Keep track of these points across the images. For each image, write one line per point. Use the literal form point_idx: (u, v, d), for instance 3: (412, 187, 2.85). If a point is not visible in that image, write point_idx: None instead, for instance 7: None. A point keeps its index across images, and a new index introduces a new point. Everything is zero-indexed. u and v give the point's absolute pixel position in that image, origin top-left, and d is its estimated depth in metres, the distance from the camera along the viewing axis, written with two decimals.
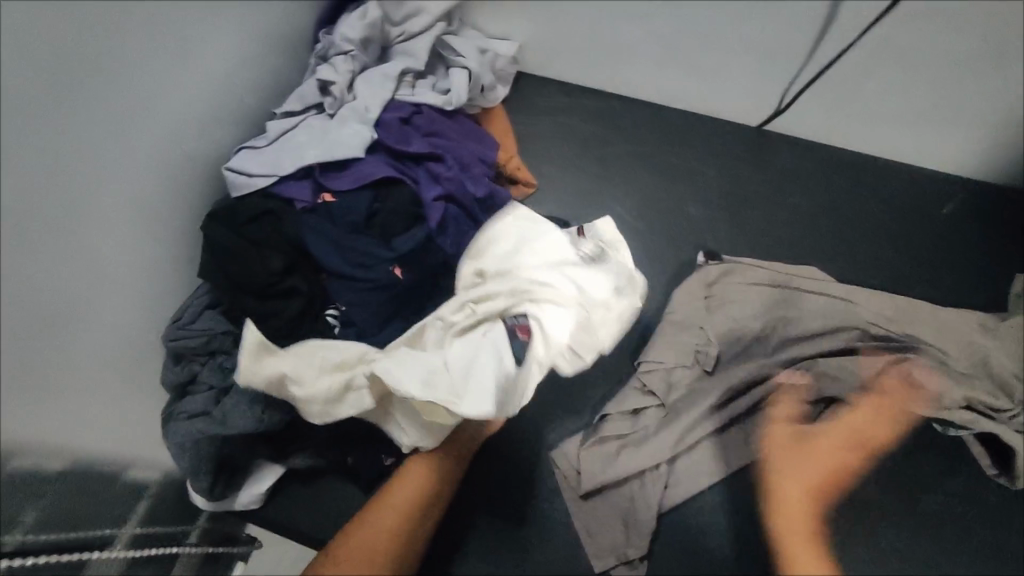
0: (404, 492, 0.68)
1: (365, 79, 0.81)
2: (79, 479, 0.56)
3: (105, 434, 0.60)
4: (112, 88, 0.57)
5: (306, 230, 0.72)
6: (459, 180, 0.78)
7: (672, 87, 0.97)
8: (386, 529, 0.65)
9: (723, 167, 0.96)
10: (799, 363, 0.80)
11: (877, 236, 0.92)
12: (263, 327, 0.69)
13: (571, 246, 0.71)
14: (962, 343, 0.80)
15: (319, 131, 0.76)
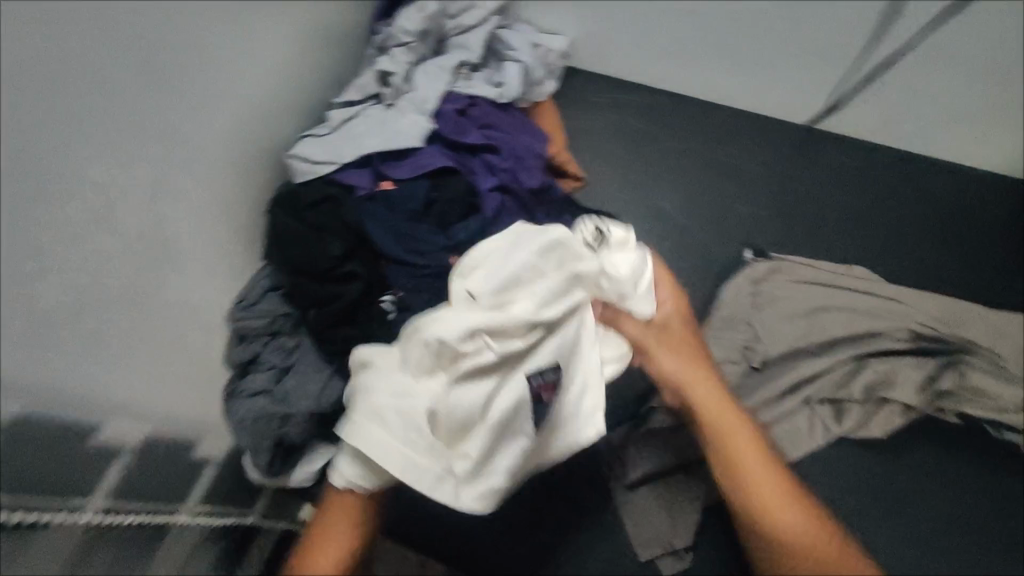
0: (345, 502, 0.63)
1: (422, 71, 0.82)
2: (153, 451, 0.60)
3: (177, 406, 0.63)
4: (190, 79, 0.59)
5: (367, 217, 0.73)
6: (513, 171, 0.80)
7: (721, 83, 0.97)
8: (338, 546, 0.62)
9: (771, 165, 0.96)
10: (848, 363, 0.80)
11: (930, 238, 0.91)
12: (323, 312, 0.71)
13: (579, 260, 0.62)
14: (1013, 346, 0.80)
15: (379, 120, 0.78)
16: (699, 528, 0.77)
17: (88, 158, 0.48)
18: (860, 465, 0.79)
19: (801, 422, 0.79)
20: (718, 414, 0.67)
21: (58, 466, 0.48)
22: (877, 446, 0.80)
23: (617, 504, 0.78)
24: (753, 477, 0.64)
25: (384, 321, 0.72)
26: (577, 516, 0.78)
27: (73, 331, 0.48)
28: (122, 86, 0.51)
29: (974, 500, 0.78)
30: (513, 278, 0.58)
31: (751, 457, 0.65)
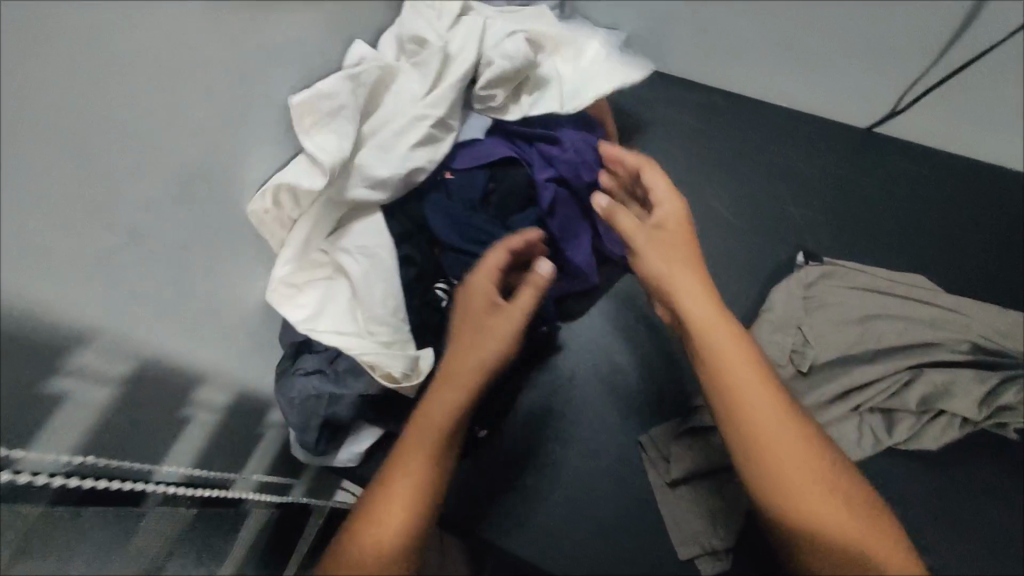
0: (436, 416, 0.61)
1: (460, 32, 0.73)
2: (201, 420, 0.62)
3: (233, 375, 0.65)
4: (272, 65, 0.62)
5: (427, 205, 0.73)
6: (573, 163, 0.76)
7: (780, 84, 0.95)
8: (423, 472, 0.60)
9: (827, 167, 0.94)
10: (906, 373, 0.78)
11: (996, 249, 0.88)
12: (367, 303, 0.69)
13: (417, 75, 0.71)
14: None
15: (419, 102, 0.69)
16: (742, 532, 0.75)
17: (184, 132, 0.51)
18: (910, 475, 0.77)
19: (853, 429, 0.78)
20: (741, 376, 0.60)
21: (137, 436, 0.53)
22: (929, 457, 0.78)
23: (660, 502, 0.77)
24: (779, 454, 0.58)
25: (439, 307, 0.75)
26: (615, 513, 0.77)
27: (161, 290, 0.49)
28: (213, 66, 0.54)
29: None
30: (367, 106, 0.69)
31: (783, 435, 0.59)
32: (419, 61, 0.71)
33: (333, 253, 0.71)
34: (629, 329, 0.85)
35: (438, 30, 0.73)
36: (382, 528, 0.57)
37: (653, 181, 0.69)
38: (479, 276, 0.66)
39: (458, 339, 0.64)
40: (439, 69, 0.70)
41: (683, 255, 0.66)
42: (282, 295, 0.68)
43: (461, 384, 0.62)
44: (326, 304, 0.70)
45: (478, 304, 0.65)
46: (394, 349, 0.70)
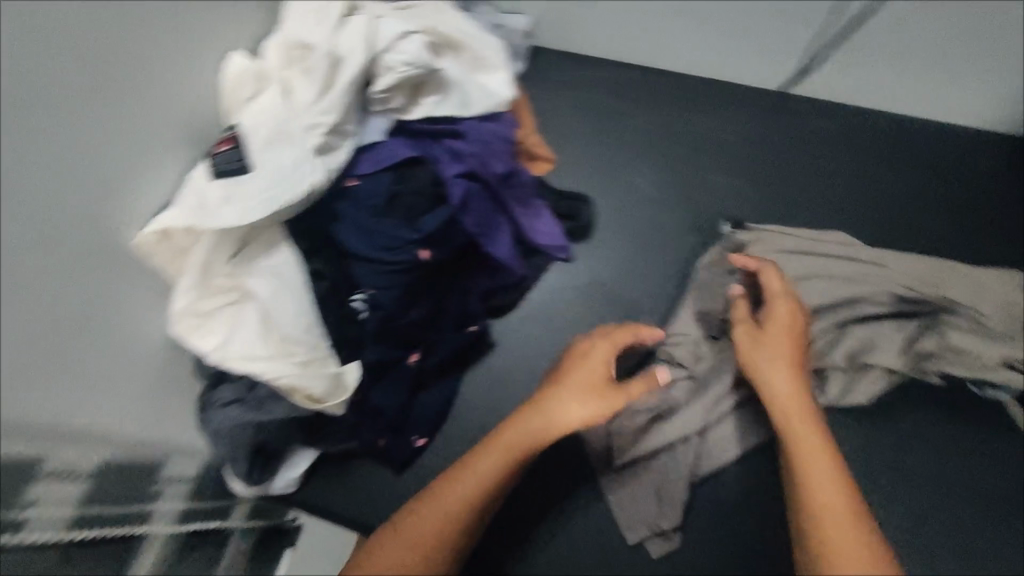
0: (483, 468, 0.64)
1: (347, 31, 0.68)
2: (111, 468, 0.55)
3: (137, 427, 0.60)
4: (140, 89, 0.57)
5: (333, 215, 0.69)
6: (483, 157, 0.74)
7: (692, 56, 0.93)
8: (441, 517, 0.62)
9: (744, 131, 0.92)
10: (833, 330, 0.80)
11: (914, 198, 0.89)
12: (283, 328, 0.66)
13: (310, 80, 0.66)
14: (988, 304, 0.80)
15: (311, 110, 0.65)
16: (690, 508, 0.75)
17: (45, 163, 0.46)
18: (851, 432, 0.77)
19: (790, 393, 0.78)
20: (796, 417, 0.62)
21: (17, 491, 0.43)
22: (867, 412, 0.78)
23: (606, 488, 0.76)
24: (812, 477, 0.57)
25: (357, 320, 0.71)
26: (561, 506, 0.76)
27: (28, 348, 0.44)
28: (69, 93, 0.49)
29: (968, 465, 0.77)
30: (259, 119, 0.64)
31: (817, 462, 0.58)
32: (307, 66, 0.66)
33: (237, 277, 0.66)
34: (559, 319, 0.84)
35: (320, 31, 0.68)
36: (414, 527, 0.61)
37: (770, 279, 0.73)
38: (597, 355, 0.71)
39: (534, 406, 0.68)
40: (328, 71, 0.66)
41: (791, 334, 0.69)
42: (186, 327, 0.62)
43: (528, 443, 0.65)
44: (234, 331, 0.65)
45: (577, 382, 0.68)
46: (312, 369, 0.66)
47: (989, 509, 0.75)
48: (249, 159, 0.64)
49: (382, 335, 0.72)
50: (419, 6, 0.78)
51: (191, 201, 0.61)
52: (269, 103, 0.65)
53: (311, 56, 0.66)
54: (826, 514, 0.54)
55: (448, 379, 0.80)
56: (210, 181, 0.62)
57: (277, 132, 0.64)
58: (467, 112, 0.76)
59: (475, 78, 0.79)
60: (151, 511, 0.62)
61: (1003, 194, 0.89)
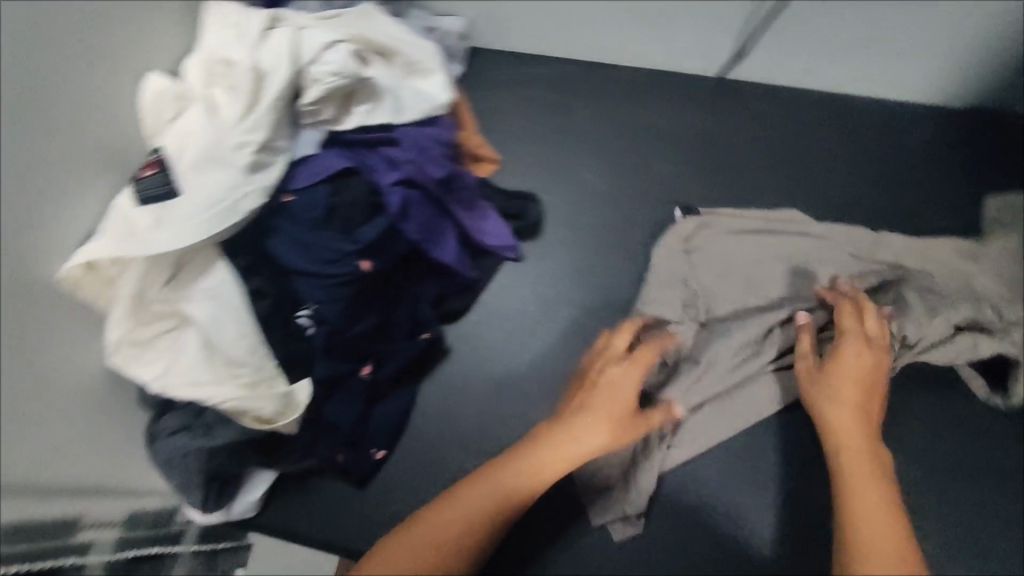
0: (510, 480, 0.60)
1: (270, 46, 0.66)
2: (28, 500, 0.50)
3: (77, 470, 0.58)
4: (59, 113, 0.55)
5: (270, 232, 0.68)
6: (420, 163, 0.74)
7: (630, 48, 0.92)
8: (456, 527, 0.57)
9: (686, 120, 0.92)
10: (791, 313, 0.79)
11: (854, 174, 0.90)
12: (226, 352, 0.65)
13: (235, 97, 0.64)
14: (941, 275, 0.80)
15: (237, 128, 0.63)
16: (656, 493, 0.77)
17: None
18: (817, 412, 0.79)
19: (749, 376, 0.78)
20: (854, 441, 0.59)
21: None
22: None
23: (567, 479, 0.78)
24: (858, 495, 0.54)
25: (304, 336, 0.71)
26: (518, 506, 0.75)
27: None
28: None
29: (917, 434, 0.79)
30: (185, 140, 0.62)
31: (868, 486, 0.55)
32: (230, 83, 0.64)
33: (174, 303, 0.64)
34: (514, 319, 0.84)
35: (242, 47, 0.66)
36: (406, 543, 0.55)
37: (845, 316, 0.71)
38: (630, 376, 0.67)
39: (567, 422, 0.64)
40: (252, 87, 0.64)
41: (863, 369, 0.66)
42: (125, 356, 0.61)
43: (555, 467, 0.61)
44: (176, 357, 0.64)
45: (613, 409, 0.64)
46: (260, 391, 0.66)
47: (948, 477, 0.77)
48: (176, 181, 0.62)
49: (331, 349, 0.71)
50: (347, 15, 0.76)
51: (116, 230, 0.58)
52: (191, 123, 0.63)
53: (234, 72, 0.64)
54: (869, 529, 0.50)
55: (404, 389, 0.79)
56: (135, 207, 0.59)
57: (205, 152, 0.62)
58: (402, 119, 0.75)
59: (410, 83, 0.79)
60: (83, 543, 0.55)
61: (943, 168, 0.90)
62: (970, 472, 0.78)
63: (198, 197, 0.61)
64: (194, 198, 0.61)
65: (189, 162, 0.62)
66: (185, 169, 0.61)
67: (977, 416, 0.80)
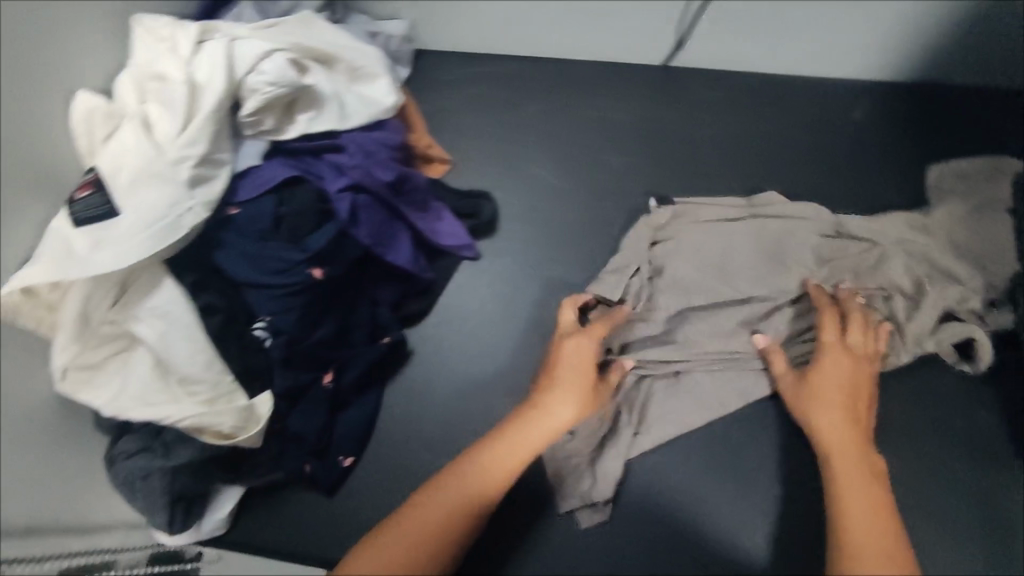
0: (473, 480, 0.61)
1: (203, 58, 0.66)
2: None
3: (28, 500, 0.57)
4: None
5: (217, 246, 0.68)
6: (366, 167, 0.74)
7: (574, 41, 0.93)
8: (427, 534, 0.57)
9: (635, 108, 0.92)
10: (757, 299, 0.77)
11: (807, 153, 0.88)
12: (179, 370, 0.64)
13: (171, 112, 0.63)
14: (904, 252, 0.78)
15: (174, 143, 0.62)
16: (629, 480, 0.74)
17: None
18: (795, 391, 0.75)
19: (717, 365, 0.75)
20: (844, 451, 0.63)
21: None
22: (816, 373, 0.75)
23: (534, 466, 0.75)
24: (854, 517, 0.58)
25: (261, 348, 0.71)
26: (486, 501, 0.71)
27: None
28: None
29: (908, 404, 0.76)
30: (121, 158, 0.61)
31: (859, 499, 0.59)
32: (164, 99, 0.63)
33: (122, 323, 0.63)
34: (475, 317, 0.84)
35: (175, 60, 0.65)
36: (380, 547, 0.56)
37: (826, 328, 0.71)
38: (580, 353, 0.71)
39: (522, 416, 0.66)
40: (187, 102, 0.63)
41: (846, 383, 0.68)
42: (74, 382, 0.60)
43: (513, 459, 0.63)
44: (128, 378, 0.63)
45: (564, 397, 0.67)
46: (219, 405, 0.65)
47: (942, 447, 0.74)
48: (115, 198, 0.60)
49: (289, 360, 0.71)
50: (285, 23, 0.76)
51: (53, 253, 0.57)
52: (123, 141, 0.61)
53: (169, 87, 0.64)
54: (870, 553, 0.54)
55: (369, 394, 0.79)
56: (72, 229, 0.58)
57: (142, 169, 0.61)
58: (346, 125, 0.75)
59: (355, 88, 0.79)
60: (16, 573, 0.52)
61: (905, 137, 0.88)
62: (967, 441, 0.74)
63: (136, 214, 0.60)
64: (132, 215, 0.59)
65: (127, 179, 0.60)
66: (123, 187, 0.60)
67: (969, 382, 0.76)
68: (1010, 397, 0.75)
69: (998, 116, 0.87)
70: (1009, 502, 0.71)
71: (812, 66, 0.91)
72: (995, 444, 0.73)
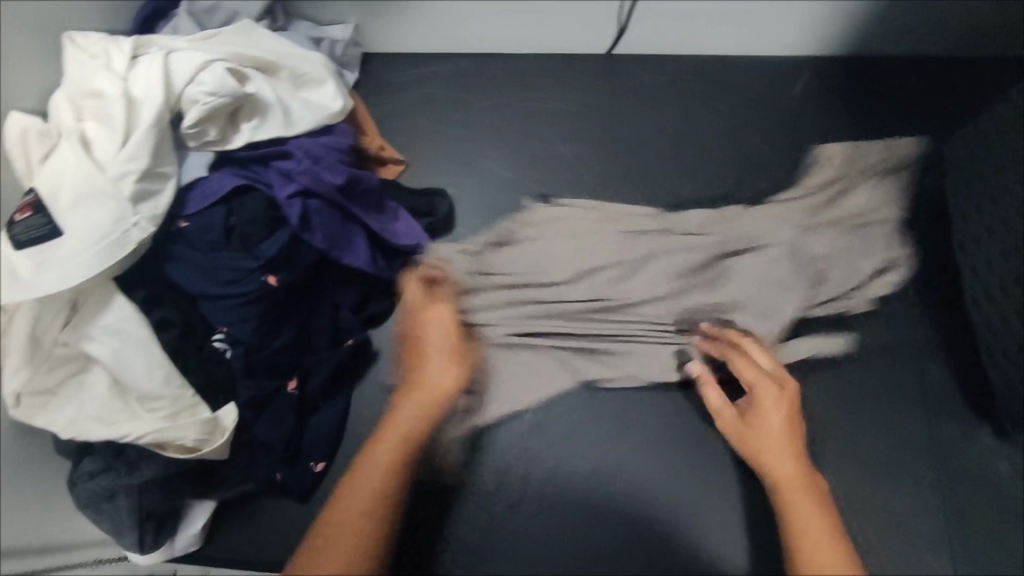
0: (368, 479, 0.65)
1: (140, 74, 0.66)
2: None
3: None
4: None
5: (169, 260, 0.69)
6: (313, 172, 0.73)
7: (517, 35, 0.94)
8: (351, 540, 0.61)
9: (582, 97, 0.93)
10: (700, 293, 0.79)
11: (752, 131, 0.90)
12: (136, 388, 0.64)
13: (110, 129, 0.63)
14: (846, 228, 0.81)
15: (114, 159, 0.62)
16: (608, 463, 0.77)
17: None
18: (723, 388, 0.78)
19: (638, 369, 0.79)
20: (796, 497, 0.64)
21: None
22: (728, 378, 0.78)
23: (515, 457, 0.78)
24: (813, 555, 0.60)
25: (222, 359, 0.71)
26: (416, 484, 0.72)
27: None
28: None
29: (868, 367, 0.78)
30: (59, 177, 0.60)
31: (820, 546, 0.60)
32: (102, 116, 0.63)
33: (74, 344, 0.62)
34: None
35: (111, 77, 0.65)
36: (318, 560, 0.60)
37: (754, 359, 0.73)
38: (439, 329, 0.74)
39: (393, 413, 0.70)
40: (125, 117, 0.63)
41: (779, 414, 0.69)
42: (30, 408, 0.60)
43: (393, 449, 0.67)
44: (84, 399, 0.63)
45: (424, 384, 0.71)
46: (181, 419, 0.65)
47: (898, 402, 0.76)
48: (58, 217, 0.59)
49: (251, 370, 0.71)
50: (225, 32, 0.76)
51: None
52: (61, 160, 0.60)
53: (106, 105, 0.64)
54: None
55: (337, 397, 0.79)
56: (10, 252, 0.57)
57: (81, 186, 0.60)
58: (293, 131, 0.75)
59: (301, 95, 0.78)
60: None
61: (845, 106, 0.90)
62: (923, 396, 0.77)
63: (77, 233, 0.59)
64: (74, 234, 0.59)
65: (66, 198, 0.60)
66: (62, 206, 0.59)
67: (923, 339, 0.79)
68: (963, 351, 0.78)
69: (933, 85, 0.90)
70: (954, 452, 0.75)
71: (752, 46, 0.93)
72: (942, 398, 0.76)
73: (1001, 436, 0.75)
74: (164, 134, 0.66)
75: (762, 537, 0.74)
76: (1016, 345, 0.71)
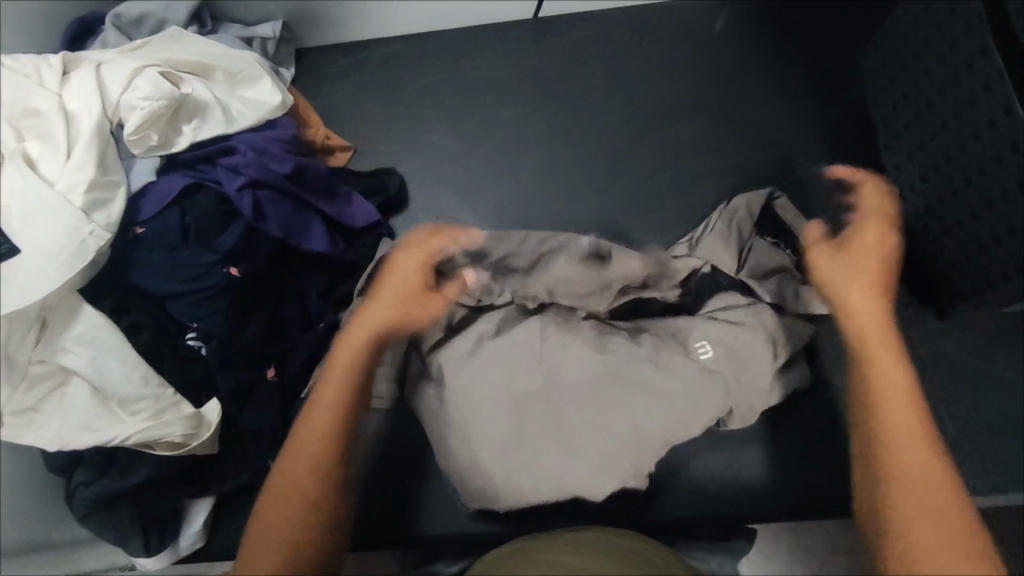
0: (322, 424, 0.62)
1: (75, 91, 0.67)
2: None
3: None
4: None
5: (130, 265, 0.70)
6: (260, 163, 0.76)
7: (444, 11, 0.96)
8: (297, 492, 0.60)
9: (517, 63, 0.96)
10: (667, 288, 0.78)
11: (682, 73, 0.93)
12: (119, 393, 0.65)
13: (53, 145, 0.64)
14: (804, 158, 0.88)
15: (65, 174, 0.63)
16: None
17: None
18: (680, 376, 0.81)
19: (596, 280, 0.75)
20: (868, 326, 0.64)
21: None
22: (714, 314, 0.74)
23: None
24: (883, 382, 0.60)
25: (199, 357, 0.73)
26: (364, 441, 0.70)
27: None
28: None
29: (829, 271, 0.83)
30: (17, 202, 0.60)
31: (874, 354, 0.62)
32: (43, 134, 0.64)
33: (49, 359, 0.63)
34: None
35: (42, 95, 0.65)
36: (270, 519, 0.59)
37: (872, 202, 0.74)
38: (380, 311, 0.67)
39: (330, 375, 0.65)
40: (65, 133, 0.64)
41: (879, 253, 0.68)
42: (13, 428, 0.59)
43: (342, 387, 0.64)
44: (66, 412, 0.63)
45: (350, 366, 0.65)
46: (166, 416, 0.66)
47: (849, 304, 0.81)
48: (15, 237, 0.59)
49: (228, 362, 0.73)
50: (153, 42, 0.76)
51: None
52: (7, 178, 0.60)
53: (40, 123, 0.64)
54: (906, 430, 0.58)
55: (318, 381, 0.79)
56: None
57: (42, 203, 0.60)
58: (236, 127, 0.77)
59: (239, 93, 0.80)
60: None
61: (763, 38, 0.94)
62: None
63: (46, 254, 0.59)
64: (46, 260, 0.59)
65: (27, 225, 0.60)
66: (26, 231, 0.59)
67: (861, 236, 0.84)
68: None
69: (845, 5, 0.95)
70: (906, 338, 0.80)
71: None
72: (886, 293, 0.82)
73: (943, 318, 0.81)
74: (105, 143, 0.67)
75: (736, 448, 0.79)
76: (943, 228, 0.77)
